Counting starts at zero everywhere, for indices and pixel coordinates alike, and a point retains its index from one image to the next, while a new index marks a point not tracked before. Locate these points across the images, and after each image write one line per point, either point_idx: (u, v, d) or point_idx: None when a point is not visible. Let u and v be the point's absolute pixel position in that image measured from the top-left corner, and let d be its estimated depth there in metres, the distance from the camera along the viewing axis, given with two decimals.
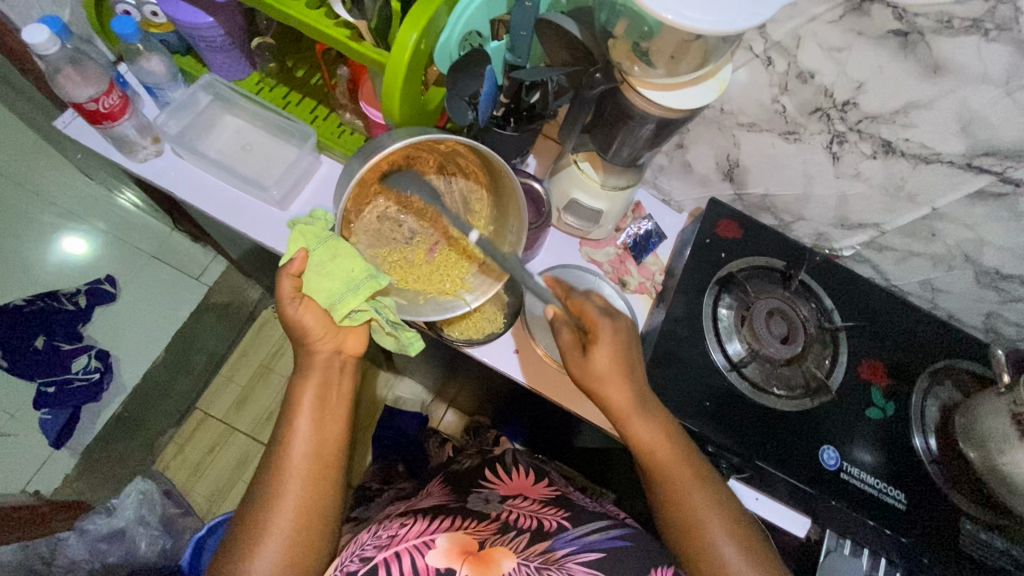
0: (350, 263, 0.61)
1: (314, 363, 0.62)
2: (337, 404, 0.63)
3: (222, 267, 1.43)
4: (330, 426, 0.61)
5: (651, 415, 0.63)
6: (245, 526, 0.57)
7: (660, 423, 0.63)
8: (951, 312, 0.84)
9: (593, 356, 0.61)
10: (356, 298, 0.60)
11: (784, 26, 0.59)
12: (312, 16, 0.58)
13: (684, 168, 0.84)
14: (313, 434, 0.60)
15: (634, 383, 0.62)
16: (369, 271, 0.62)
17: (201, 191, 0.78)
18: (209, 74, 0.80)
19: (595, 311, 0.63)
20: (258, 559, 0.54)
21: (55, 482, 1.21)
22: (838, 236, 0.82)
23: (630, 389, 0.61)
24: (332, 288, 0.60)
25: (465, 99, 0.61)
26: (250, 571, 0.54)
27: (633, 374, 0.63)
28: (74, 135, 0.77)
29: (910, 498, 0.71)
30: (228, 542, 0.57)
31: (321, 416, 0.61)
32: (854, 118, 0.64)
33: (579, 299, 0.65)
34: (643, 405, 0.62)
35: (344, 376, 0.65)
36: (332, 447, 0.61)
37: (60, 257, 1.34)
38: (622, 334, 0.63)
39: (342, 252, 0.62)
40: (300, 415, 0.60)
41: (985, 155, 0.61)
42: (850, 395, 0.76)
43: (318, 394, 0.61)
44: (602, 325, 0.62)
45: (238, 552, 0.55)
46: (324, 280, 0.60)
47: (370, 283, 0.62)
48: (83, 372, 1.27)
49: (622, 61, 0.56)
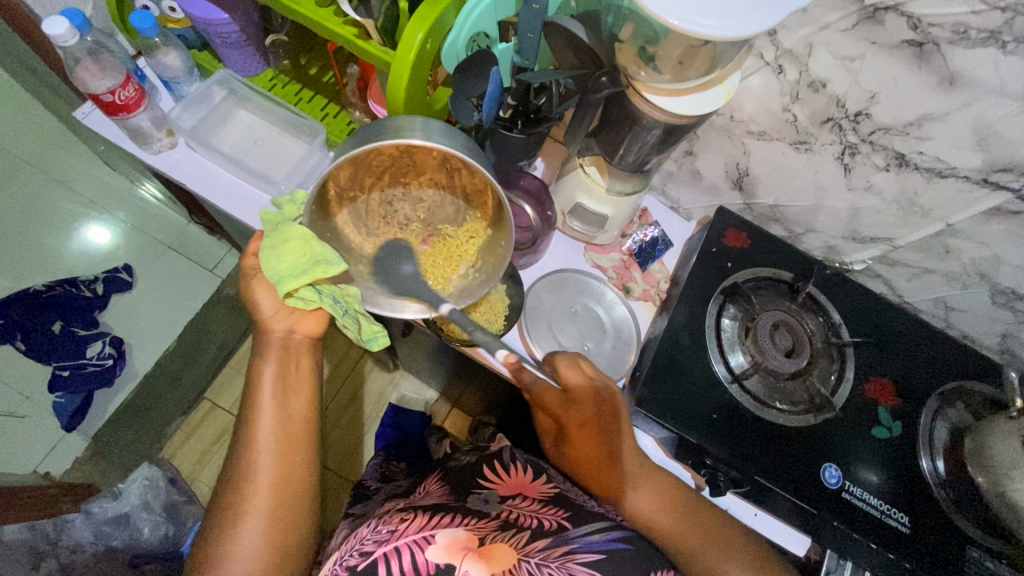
0: (303, 245, 0.58)
1: (270, 341, 0.62)
2: (299, 381, 0.63)
3: (235, 260, 1.45)
4: (294, 403, 0.62)
5: (641, 486, 0.67)
6: (220, 508, 0.57)
7: (657, 490, 0.67)
8: (965, 332, 0.82)
9: (570, 440, 0.67)
10: (299, 282, 0.56)
11: (795, 34, 0.58)
12: (322, 14, 0.59)
13: (693, 175, 0.83)
14: (275, 411, 0.60)
15: (616, 464, 0.66)
16: (321, 256, 0.58)
17: (211, 183, 0.79)
18: (223, 70, 0.82)
19: (554, 400, 0.64)
20: (238, 539, 0.55)
21: (65, 465, 1.23)
22: (849, 250, 0.80)
23: (615, 466, 0.66)
24: (280, 270, 0.57)
25: (470, 100, 0.60)
26: (232, 552, 0.54)
27: (613, 451, 0.66)
28: (92, 126, 0.79)
29: (915, 521, 0.69)
30: (205, 528, 0.58)
31: (284, 393, 0.61)
32: (866, 129, 0.62)
33: (538, 390, 0.65)
34: (632, 482, 0.66)
35: (303, 353, 0.64)
36: (298, 423, 0.61)
37: (80, 245, 1.38)
38: (589, 424, 0.65)
39: (294, 235, 0.58)
40: (261, 393, 0.60)
41: (1002, 171, 0.59)
42: (855, 413, 0.74)
43: (278, 371, 0.62)
44: (565, 413, 0.65)
45: (216, 535, 0.56)
46: (272, 260, 0.57)
47: (319, 268, 0.57)
48: (97, 358, 1.30)
49: (627, 65, 0.56)
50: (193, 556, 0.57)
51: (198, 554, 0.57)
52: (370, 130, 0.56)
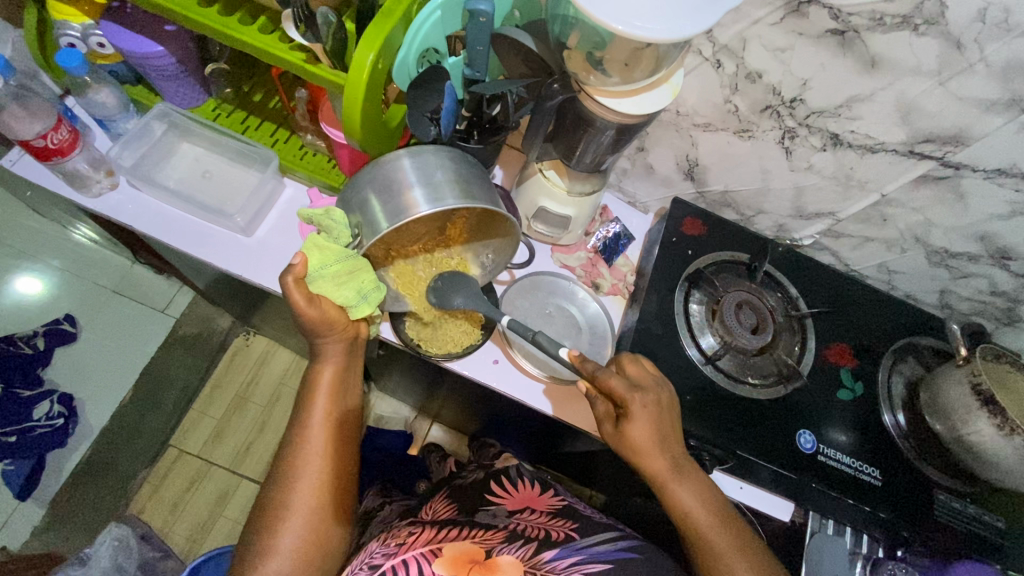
0: (362, 272, 0.62)
1: (329, 351, 0.64)
2: (351, 385, 0.67)
3: (188, 297, 1.39)
4: (346, 407, 0.66)
5: (684, 478, 0.62)
6: (268, 503, 0.61)
7: (699, 488, 0.62)
8: (908, 292, 0.88)
9: (631, 421, 0.61)
10: (369, 308, 0.63)
11: (730, 30, 0.62)
12: (266, 41, 0.58)
13: (647, 169, 0.86)
14: (329, 414, 0.64)
15: (669, 451, 0.62)
16: (376, 283, 0.64)
17: (161, 222, 0.76)
18: (162, 103, 0.79)
19: (621, 385, 0.61)
20: (284, 530, 0.59)
21: (21, 536, 1.14)
22: (797, 227, 0.85)
23: (667, 455, 0.62)
24: (349, 298, 0.61)
25: (426, 115, 0.62)
26: (276, 544, 0.58)
27: (669, 441, 0.62)
28: (22, 173, 0.75)
29: (885, 474, 0.74)
30: (252, 517, 0.62)
31: (337, 400, 0.65)
32: (802, 114, 0.67)
33: (603, 379, 0.62)
34: (681, 471, 0.62)
35: (357, 357, 0.68)
36: (345, 425, 0.65)
37: (13, 300, 1.29)
38: (653, 408, 0.62)
39: (358, 265, 0.61)
40: (317, 398, 0.64)
41: (925, 142, 0.64)
42: (820, 380, 0.78)
43: (334, 377, 0.65)
44: (634, 398, 0.61)
45: (262, 527, 0.60)
46: (341, 290, 0.61)
47: (377, 292, 0.64)
48: (46, 419, 1.21)
49: (577, 71, 0.57)
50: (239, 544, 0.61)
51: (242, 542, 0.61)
52: (393, 180, 0.57)
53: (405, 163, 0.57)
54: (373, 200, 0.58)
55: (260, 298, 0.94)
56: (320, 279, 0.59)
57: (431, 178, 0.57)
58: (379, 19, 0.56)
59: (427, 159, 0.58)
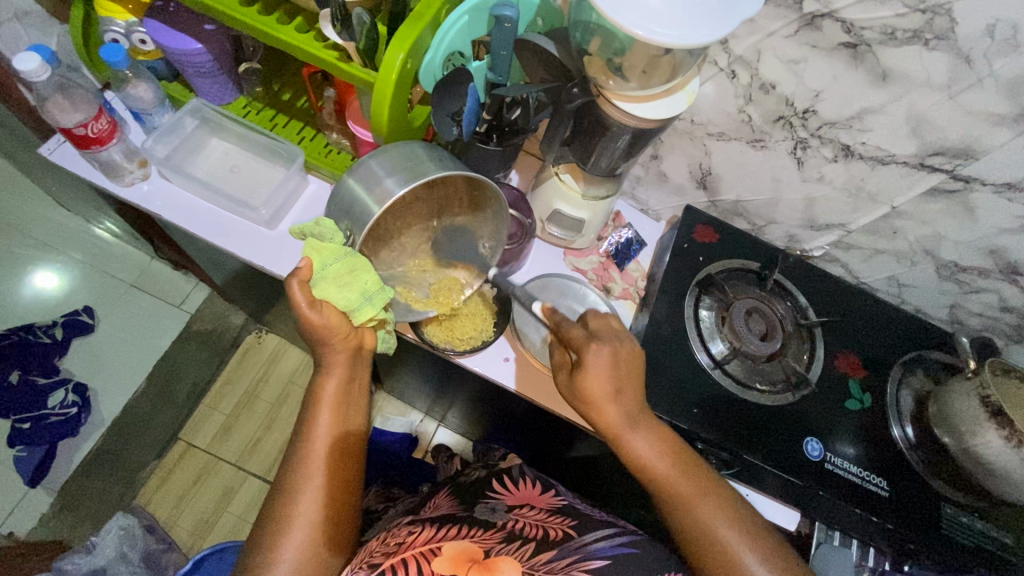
0: (364, 273, 0.61)
1: (335, 359, 0.65)
2: (356, 396, 0.68)
3: (204, 293, 1.41)
4: (352, 414, 0.67)
5: (641, 429, 0.61)
6: (272, 513, 0.60)
7: (654, 438, 0.62)
8: (918, 306, 0.89)
9: (586, 372, 0.59)
10: (372, 309, 0.62)
11: (745, 41, 0.64)
12: (300, 39, 0.61)
13: (660, 177, 0.88)
14: (332, 419, 0.64)
15: (624, 400, 0.60)
16: (380, 284, 0.63)
17: (188, 213, 0.79)
18: (196, 99, 0.82)
19: (579, 334, 0.61)
20: (286, 541, 0.58)
21: (29, 523, 1.16)
22: (808, 238, 0.86)
23: (622, 406, 0.60)
24: (349, 300, 0.61)
25: (449, 116, 0.64)
26: (278, 556, 0.58)
27: (625, 391, 0.61)
28: (59, 161, 0.78)
29: (893, 486, 0.74)
30: (257, 528, 0.61)
31: (342, 412, 0.65)
32: (814, 125, 0.68)
33: (566, 328, 0.63)
34: (635, 421, 0.61)
35: (363, 365, 0.69)
36: (351, 432, 0.66)
37: (34, 292, 1.33)
38: (610, 359, 0.60)
39: (358, 266, 0.61)
40: (322, 410, 0.64)
41: (935, 155, 0.65)
42: (829, 388, 0.79)
43: (340, 388, 0.65)
44: (590, 349, 0.59)
45: (265, 538, 0.59)
46: (341, 292, 0.60)
47: (383, 294, 0.63)
48: (60, 407, 1.23)
49: (597, 76, 0.59)
50: (243, 555, 0.61)
51: (246, 552, 0.61)
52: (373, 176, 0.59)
53: (375, 162, 0.60)
54: (357, 188, 0.60)
55: (275, 294, 0.96)
56: (323, 280, 0.60)
57: (419, 165, 0.59)
58: (410, 21, 0.59)
59: (411, 149, 0.60)
